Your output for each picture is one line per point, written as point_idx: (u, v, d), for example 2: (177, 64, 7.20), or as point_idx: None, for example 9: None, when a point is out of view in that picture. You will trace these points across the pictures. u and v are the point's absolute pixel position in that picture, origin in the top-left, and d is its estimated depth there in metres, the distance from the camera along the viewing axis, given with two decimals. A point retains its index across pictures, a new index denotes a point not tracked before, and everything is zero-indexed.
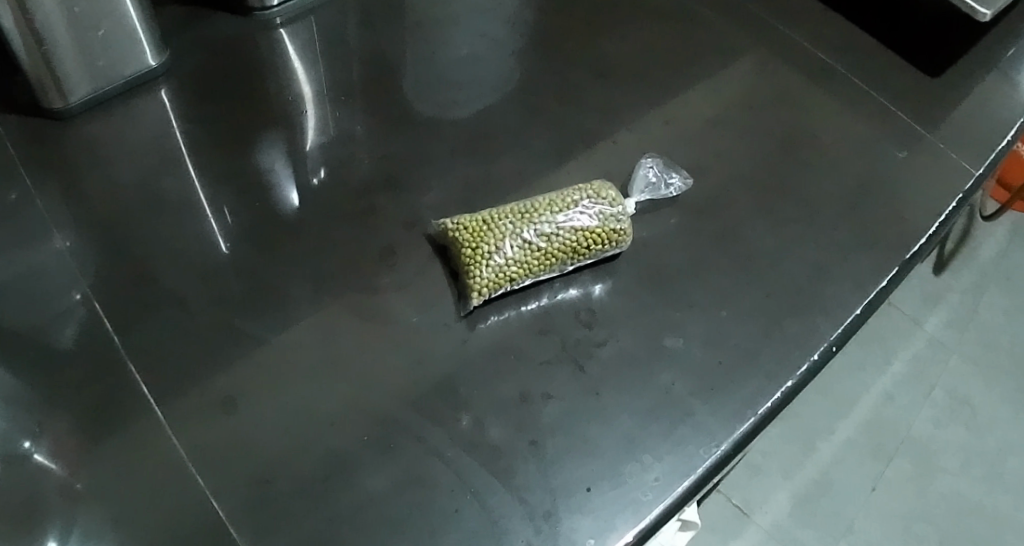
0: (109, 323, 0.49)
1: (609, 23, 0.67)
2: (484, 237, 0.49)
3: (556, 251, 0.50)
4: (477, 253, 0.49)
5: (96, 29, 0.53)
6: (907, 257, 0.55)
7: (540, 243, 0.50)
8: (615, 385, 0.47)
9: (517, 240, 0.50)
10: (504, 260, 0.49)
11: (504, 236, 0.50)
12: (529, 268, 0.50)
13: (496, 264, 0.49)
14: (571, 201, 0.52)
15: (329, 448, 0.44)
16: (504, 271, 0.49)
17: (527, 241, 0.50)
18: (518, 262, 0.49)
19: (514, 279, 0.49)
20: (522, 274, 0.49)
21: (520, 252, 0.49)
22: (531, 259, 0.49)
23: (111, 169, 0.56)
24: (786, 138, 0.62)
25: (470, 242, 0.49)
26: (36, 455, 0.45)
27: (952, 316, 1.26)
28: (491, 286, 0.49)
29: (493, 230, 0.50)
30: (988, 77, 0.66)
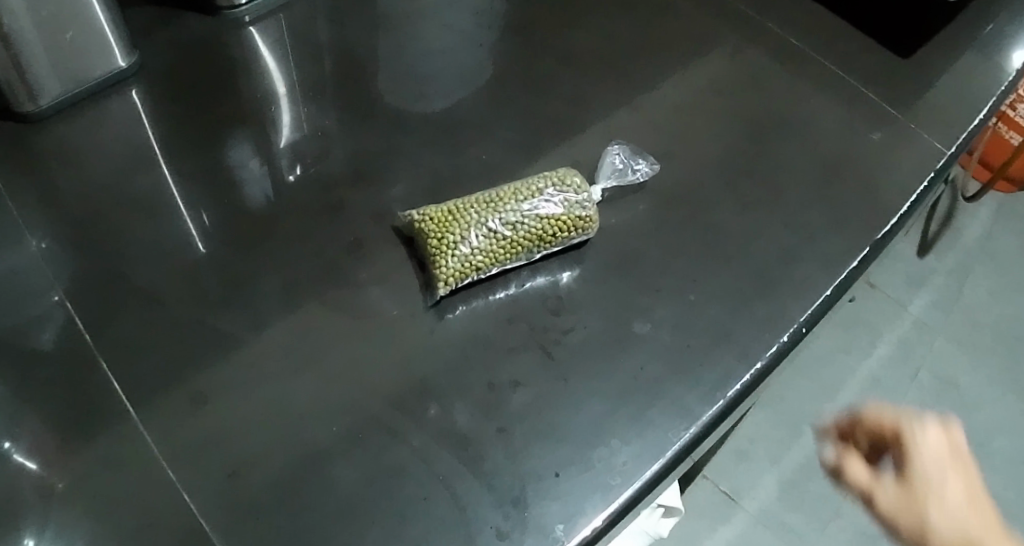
0: (83, 324, 0.50)
1: (579, 11, 0.68)
2: (450, 227, 0.50)
3: (522, 239, 0.50)
4: (443, 243, 0.49)
5: (64, 32, 0.53)
6: (879, 237, 0.56)
7: (506, 232, 0.50)
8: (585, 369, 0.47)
9: (482, 229, 0.50)
10: (470, 250, 0.49)
11: (469, 225, 0.50)
12: (495, 257, 0.50)
13: (462, 254, 0.49)
14: (537, 189, 0.52)
15: (300, 441, 0.45)
16: (470, 260, 0.49)
17: (492, 230, 0.50)
18: (483, 251, 0.49)
19: (480, 268, 0.49)
20: (488, 263, 0.50)
21: (485, 241, 0.50)
22: (497, 249, 0.50)
23: (84, 170, 0.56)
24: (757, 122, 0.62)
25: (436, 231, 0.50)
26: (17, 454, 0.46)
27: (937, 299, 1.26)
28: (457, 275, 0.49)
29: (459, 220, 0.50)
30: (959, 55, 0.67)
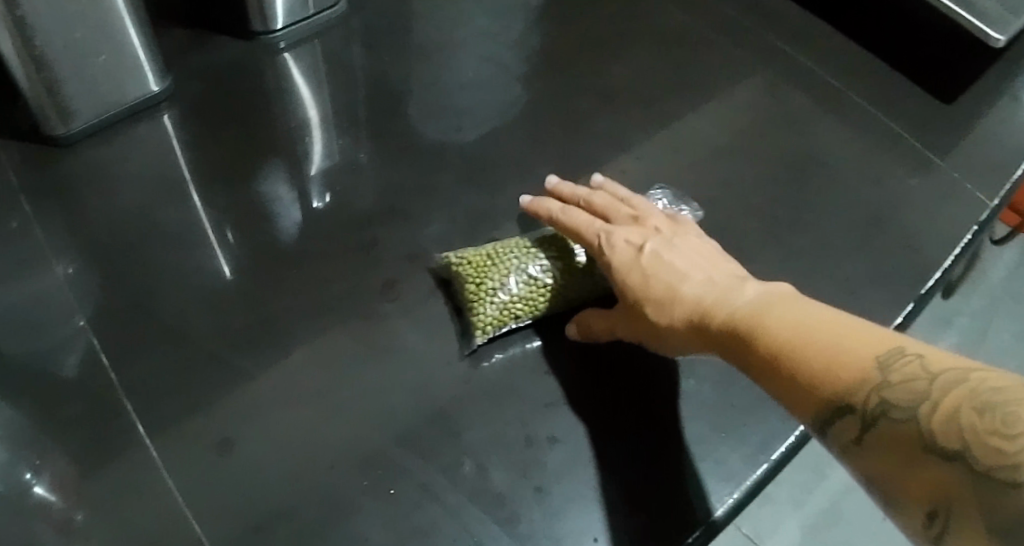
0: (105, 359, 0.48)
1: (615, 50, 0.69)
2: (489, 272, 0.50)
3: (560, 287, 0.51)
4: (482, 289, 0.49)
5: (97, 55, 0.52)
6: (921, 292, 0.57)
7: (545, 279, 0.50)
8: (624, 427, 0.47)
9: (522, 275, 0.50)
10: (509, 297, 0.49)
11: (509, 270, 0.50)
12: (533, 305, 0.50)
13: (501, 300, 0.49)
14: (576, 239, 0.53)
15: (331, 493, 0.44)
16: (509, 308, 0.49)
17: (532, 276, 0.50)
18: (522, 298, 0.50)
19: (518, 316, 0.50)
20: (526, 311, 0.50)
21: (525, 287, 0.50)
22: (536, 296, 0.50)
23: (113, 197, 0.55)
24: (796, 169, 0.63)
25: (476, 276, 0.50)
26: (38, 487, 0.43)
27: (958, 341, 1.23)
28: (495, 323, 0.49)
29: (498, 264, 0.50)
30: (996, 105, 0.68)
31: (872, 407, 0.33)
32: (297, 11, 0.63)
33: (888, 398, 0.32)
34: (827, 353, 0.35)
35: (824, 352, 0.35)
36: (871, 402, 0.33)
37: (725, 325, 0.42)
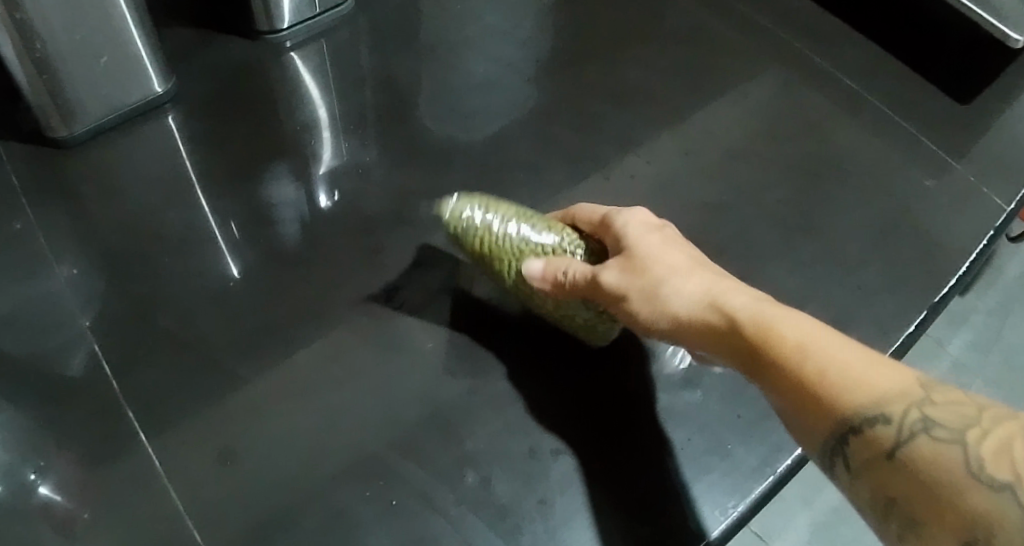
0: (107, 365, 0.48)
1: (625, 49, 0.68)
2: (496, 209, 0.50)
3: (538, 271, 0.49)
4: (478, 215, 0.50)
5: (98, 56, 0.52)
6: (937, 299, 0.56)
7: (532, 252, 0.49)
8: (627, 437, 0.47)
9: (519, 232, 0.49)
10: (491, 241, 0.49)
11: (512, 219, 0.50)
12: (501, 261, 0.49)
13: (486, 236, 0.49)
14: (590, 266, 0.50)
15: (334, 503, 0.44)
16: (488, 245, 0.49)
17: (525, 239, 0.49)
18: (500, 248, 0.49)
19: (491, 260, 0.50)
20: (496, 261, 0.49)
21: (510, 242, 0.49)
22: (512, 258, 0.49)
23: (117, 199, 0.55)
24: (809, 172, 0.62)
25: (484, 209, 0.50)
26: (42, 487, 0.43)
27: (977, 338, 1.18)
28: (480, 241, 0.49)
29: (509, 210, 0.50)
30: (1016, 105, 0.66)
31: (908, 430, 0.35)
32: (304, 10, 0.62)
33: (927, 417, 0.35)
34: (852, 376, 0.38)
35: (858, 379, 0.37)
36: (906, 419, 0.36)
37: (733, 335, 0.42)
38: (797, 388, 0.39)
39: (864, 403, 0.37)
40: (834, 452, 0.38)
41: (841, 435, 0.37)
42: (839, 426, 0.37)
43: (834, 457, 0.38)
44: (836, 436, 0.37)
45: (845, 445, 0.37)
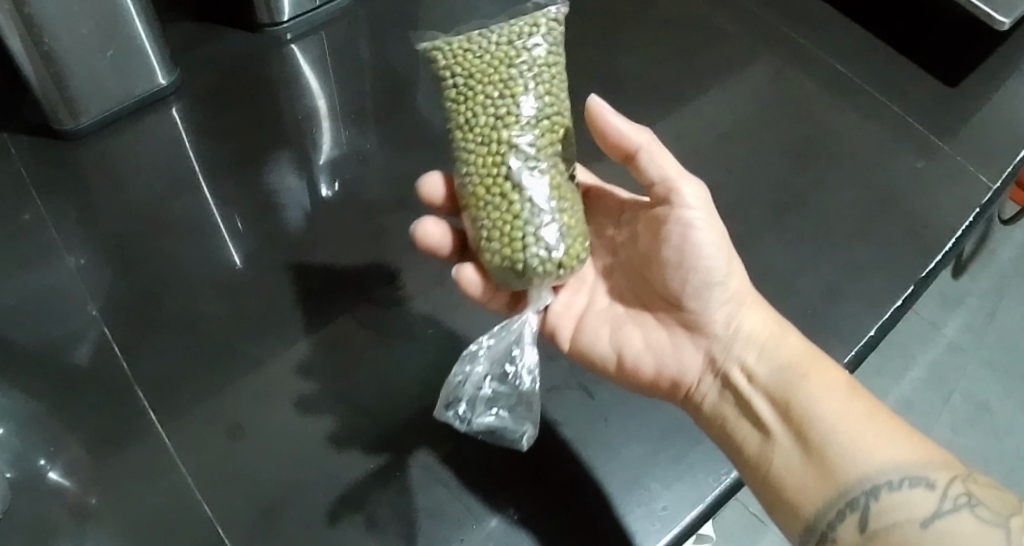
0: (119, 347, 0.50)
1: (620, 35, 0.69)
2: (545, 77, 0.43)
3: (498, 143, 0.42)
4: (523, 59, 0.43)
5: (104, 51, 0.53)
6: (922, 276, 0.57)
7: (513, 132, 0.42)
8: (483, 419, 0.46)
9: (528, 113, 0.43)
10: (503, 86, 0.42)
11: (540, 100, 0.43)
12: (480, 99, 0.43)
13: (509, 70, 0.43)
14: (563, 202, 0.43)
15: (341, 475, 0.45)
16: (500, 70, 0.43)
17: (524, 118, 0.42)
18: (496, 97, 0.42)
19: (487, 75, 0.43)
20: (485, 81, 0.43)
21: (510, 101, 0.42)
22: (494, 114, 0.42)
23: (123, 188, 0.56)
24: (800, 153, 0.64)
25: (547, 30, 0.44)
26: (52, 473, 0.45)
27: (971, 320, 1.19)
28: (528, 31, 0.43)
29: (548, 94, 0.43)
30: (1003, 86, 0.67)
31: (952, 502, 0.39)
32: (304, 2, 0.63)
33: (971, 493, 0.40)
34: (879, 442, 0.42)
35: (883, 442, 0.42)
36: (951, 491, 0.40)
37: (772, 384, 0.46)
38: (842, 429, 0.42)
39: (909, 465, 0.41)
40: (853, 505, 0.41)
41: (872, 489, 0.41)
42: (874, 478, 0.41)
43: (849, 510, 0.41)
44: (865, 489, 0.41)
45: (874, 501, 0.40)
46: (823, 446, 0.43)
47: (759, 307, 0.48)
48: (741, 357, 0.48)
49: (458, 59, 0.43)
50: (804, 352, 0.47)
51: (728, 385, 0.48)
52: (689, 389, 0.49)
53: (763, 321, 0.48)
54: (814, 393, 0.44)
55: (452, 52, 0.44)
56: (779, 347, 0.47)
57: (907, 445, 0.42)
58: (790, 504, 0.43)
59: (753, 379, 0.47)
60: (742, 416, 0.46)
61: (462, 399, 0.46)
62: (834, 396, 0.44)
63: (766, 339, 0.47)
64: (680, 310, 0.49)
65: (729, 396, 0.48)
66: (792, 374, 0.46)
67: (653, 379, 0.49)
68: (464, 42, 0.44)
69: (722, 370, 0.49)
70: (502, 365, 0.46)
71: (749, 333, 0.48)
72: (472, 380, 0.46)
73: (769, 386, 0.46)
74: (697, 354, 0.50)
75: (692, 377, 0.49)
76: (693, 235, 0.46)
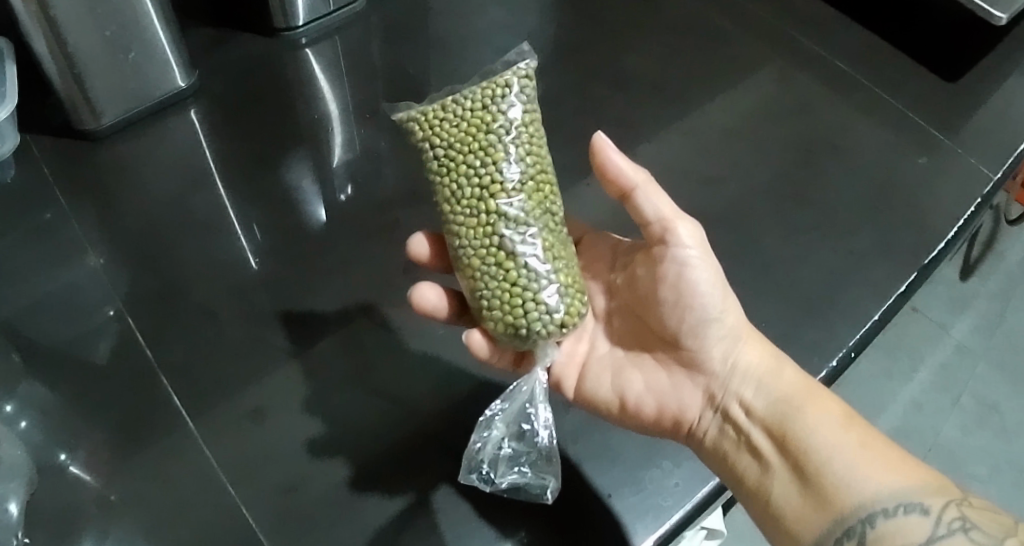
0: (140, 337, 0.51)
1: (624, 37, 0.71)
2: (519, 135, 0.43)
3: (489, 214, 0.42)
4: (495, 122, 0.43)
5: (126, 52, 0.55)
6: (926, 262, 0.59)
7: (500, 199, 0.41)
8: (507, 478, 0.44)
9: (512, 176, 0.42)
10: (480, 158, 0.42)
11: (519, 158, 0.43)
12: (463, 171, 0.42)
13: (483, 140, 0.42)
14: (558, 261, 0.43)
15: (358, 458, 0.46)
16: (476, 140, 0.42)
17: (509, 182, 0.42)
18: (478, 168, 0.42)
19: (466, 148, 0.42)
20: (465, 154, 0.42)
21: (492, 170, 0.42)
22: (478, 184, 0.42)
23: (143, 186, 0.58)
24: (803, 147, 0.65)
25: (519, 89, 0.44)
26: (73, 466, 0.46)
27: (981, 322, 1.19)
28: (495, 94, 0.43)
29: (525, 151, 0.43)
30: (1002, 81, 0.69)
31: (947, 526, 0.38)
32: (318, 8, 0.65)
33: (966, 517, 0.38)
34: (877, 473, 0.41)
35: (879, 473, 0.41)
36: (946, 516, 0.39)
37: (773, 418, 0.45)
38: (838, 459, 0.42)
39: (904, 491, 0.40)
40: (851, 534, 0.40)
41: (868, 517, 0.40)
42: (869, 507, 0.40)
43: (847, 538, 0.40)
44: (861, 517, 0.40)
45: (871, 529, 0.39)
46: (820, 476, 0.42)
47: (756, 341, 0.48)
48: (739, 393, 0.47)
49: (435, 130, 0.43)
50: (799, 384, 0.47)
51: (727, 420, 0.47)
52: (690, 426, 0.48)
53: (761, 354, 0.47)
54: (810, 424, 0.44)
55: (429, 122, 0.43)
56: (775, 381, 0.47)
57: (903, 471, 0.41)
58: (791, 536, 0.42)
59: (751, 413, 0.47)
60: (742, 448, 0.46)
61: (483, 463, 0.44)
62: (829, 426, 0.43)
63: (762, 373, 0.47)
64: (677, 347, 0.49)
65: (730, 430, 0.47)
66: (788, 407, 0.46)
67: (654, 418, 0.48)
68: (438, 113, 0.43)
69: (721, 405, 0.48)
70: (519, 424, 0.45)
71: (745, 368, 0.47)
72: (492, 443, 0.44)
73: (766, 420, 0.46)
74: (696, 391, 0.49)
75: (692, 414, 0.48)
76: (689, 273, 0.46)
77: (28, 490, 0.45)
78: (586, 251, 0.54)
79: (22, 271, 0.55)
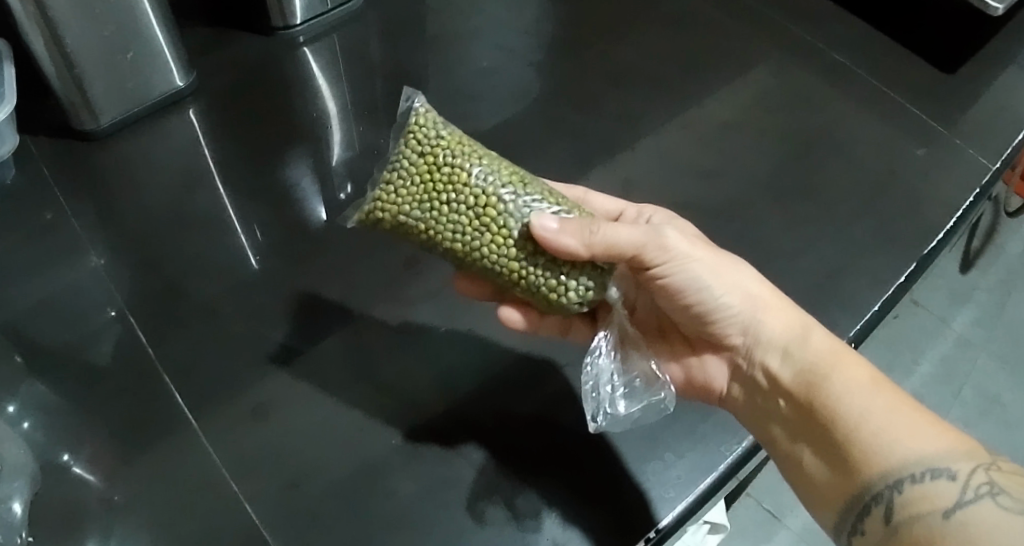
0: (142, 335, 0.51)
1: (621, 32, 0.71)
2: (461, 148, 0.44)
3: (504, 225, 0.43)
4: (439, 153, 0.44)
5: (124, 52, 0.55)
6: (926, 252, 0.59)
7: (501, 206, 0.43)
8: (630, 408, 0.48)
9: (492, 182, 0.43)
10: (453, 190, 0.43)
11: (484, 166, 0.44)
12: (450, 213, 0.43)
13: (441, 175, 0.43)
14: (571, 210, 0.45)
15: (361, 454, 0.47)
16: (436, 183, 0.43)
17: (494, 189, 0.43)
18: (460, 197, 0.43)
19: (436, 194, 0.43)
20: (442, 199, 0.43)
21: (470, 191, 0.43)
22: (472, 207, 0.43)
23: (142, 186, 0.58)
24: (801, 139, 0.65)
25: (428, 121, 0.45)
26: (76, 466, 0.46)
27: (982, 315, 1.19)
28: (415, 139, 0.44)
29: (480, 158, 0.44)
30: (999, 72, 0.69)
31: (974, 491, 0.39)
32: (316, 6, 0.66)
33: (993, 481, 0.40)
34: (904, 436, 0.42)
35: (907, 439, 0.42)
36: (973, 481, 0.40)
37: (802, 386, 0.47)
38: (866, 426, 0.43)
39: (933, 457, 0.41)
40: (878, 499, 0.41)
41: (896, 483, 0.41)
42: (898, 472, 0.41)
43: (875, 503, 0.41)
44: (888, 482, 0.41)
45: (898, 494, 0.41)
46: (848, 441, 0.43)
47: (776, 311, 0.49)
48: (764, 363, 0.49)
49: (398, 205, 0.44)
50: (826, 348, 0.47)
51: (754, 387, 0.49)
52: (721, 395, 0.51)
53: (781, 325, 0.49)
54: (838, 390, 0.45)
55: (387, 200, 0.44)
56: (802, 348, 0.47)
57: (932, 437, 0.42)
58: (824, 500, 0.44)
59: (777, 382, 0.48)
60: (772, 417, 0.48)
61: (607, 398, 0.47)
62: (860, 392, 0.44)
63: (788, 342, 0.48)
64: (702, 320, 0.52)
65: (757, 399, 0.49)
66: (814, 376, 0.46)
67: (683, 387, 0.52)
68: (389, 190, 0.44)
69: (748, 373, 0.50)
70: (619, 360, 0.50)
71: (768, 338, 0.49)
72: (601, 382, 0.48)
73: (791, 388, 0.47)
74: (724, 362, 0.52)
75: (722, 384, 0.51)
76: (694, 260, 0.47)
77: (33, 489, 0.45)
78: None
79: (22, 272, 0.55)
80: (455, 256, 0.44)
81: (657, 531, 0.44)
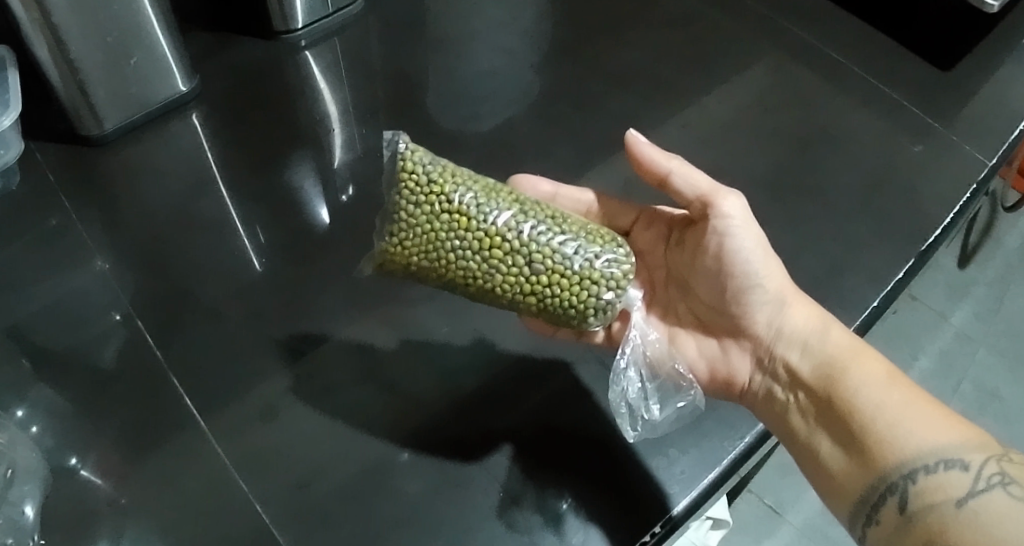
0: (147, 338, 0.51)
1: (620, 33, 0.72)
2: (456, 190, 0.46)
3: (513, 264, 0.45)
4: (434, 202, 0.45)
5: (128, 58, 0.55)
6: (923, 249, 0.59)
7: (505, 245, 0.45)
8: (664, 411, 0.49)
9: (492, 224, 0.45)
10: (456, 239, 0.45)
11: (482, 206, 0.45)
12: (458, 261, 0.45)
13: (440, 226, 0.45)
14: (573, 231, 0.47)
15: (369, 452, 0.47)
16: (437, 235, 0.45)
17: (494, 231, 0.45)
18: (465, 243, 0.45)
19: (440, 245, 0.45)
20: (447, 249, 0.45)
21: (472, 237, 0.45)
22: (478, 251, 0.45)
23: (147, 190, 0.58)
24: (799, 139, 0.66)
25: (419, 168, 0.46)
26: (83, 468, 0.46)
27: (979, 310, 1.20)
28: (408, 195, 0.46)
29: (477, 196, 0.46)
30: (995, 69, 0.70)
31: (985, 482, 0.41)
32: (317, 10, 0.66)
33: (1004, 472, 0.41)
34: (917, 424, 0.44)
35: (921, 429, 0.43)
36: (985, 471, 0.41)
37: (822, 377, 0.48)
38: (882, 417, 0.44)
39: (945, 449, 0.43)
40: (893, 489, 0.43)
41: (910, 473, 0.42)
42: (913, 463, 0.43)
43: (889, 493, 0.43)
44: (903, 472, 0.43)
45: (912, 484, 0.42)
46: (865, 432, 0.44)
47: (800, 304, 0.50)
48: (784, 355, 0.50)
49: (409, 255, 0.46)
50: (843, 342, 0.49)
51: (774, 380, 0.50)
52: (741, 387, 0.51)
53: (805, 317, 0.50)
54: (856, 383, 0.46)
55: (396, 252, 0.47)
56: (822, 342, 0.49)
57: (944, 429, 0.44)
58: (840, 491, 0.45)
59: (796, 375, 0.49)
60: (791, 408, 0.48)
61: (640, 407, 0.48)
62: (877, 385, 0.45)
63: (809, 336, 0.49)
64: (724, 312, 0.53)
65: (777, 391, 0.49)
66: (833, 369, 0.48)
67: (705, 381, 0.53)
68: (396, 245, 0.46)
69: (768, 366, 0.50)
70: (643, 364, 0.51)
71: (790, 332, 0.50)
72: (631, 390, 0.49)
73: (810, 381, 0.48)
74: (745, 355, 0.52)
75: (743, 377, 0.51)
76: (731, 242, 0.50)
77: (43, 493, 0.45)
78: (643, 232, 0.58)
79: (26, 275, 0.55)
80: (472, 293, 0.47)
81: (674, 514, 0.45)
